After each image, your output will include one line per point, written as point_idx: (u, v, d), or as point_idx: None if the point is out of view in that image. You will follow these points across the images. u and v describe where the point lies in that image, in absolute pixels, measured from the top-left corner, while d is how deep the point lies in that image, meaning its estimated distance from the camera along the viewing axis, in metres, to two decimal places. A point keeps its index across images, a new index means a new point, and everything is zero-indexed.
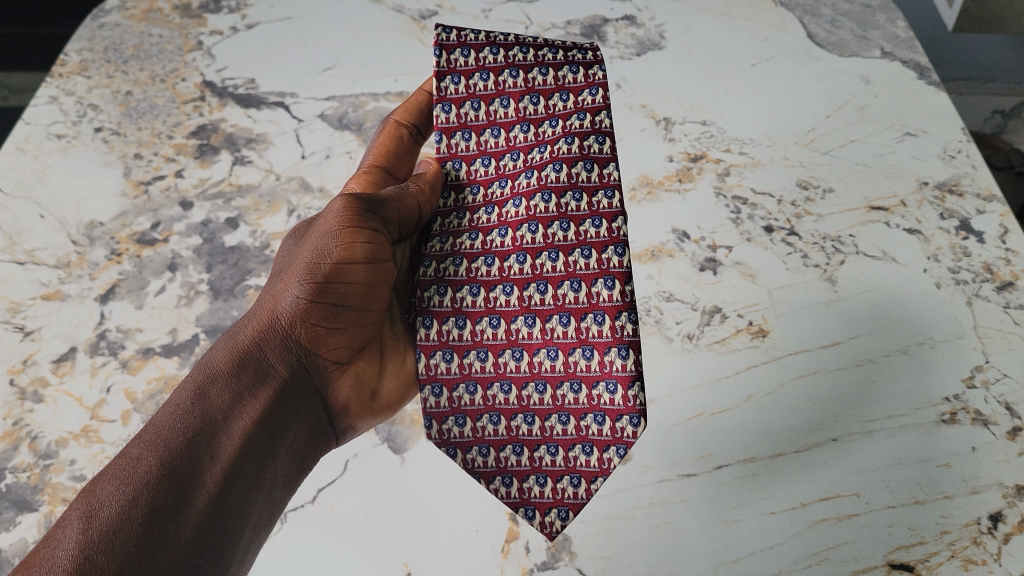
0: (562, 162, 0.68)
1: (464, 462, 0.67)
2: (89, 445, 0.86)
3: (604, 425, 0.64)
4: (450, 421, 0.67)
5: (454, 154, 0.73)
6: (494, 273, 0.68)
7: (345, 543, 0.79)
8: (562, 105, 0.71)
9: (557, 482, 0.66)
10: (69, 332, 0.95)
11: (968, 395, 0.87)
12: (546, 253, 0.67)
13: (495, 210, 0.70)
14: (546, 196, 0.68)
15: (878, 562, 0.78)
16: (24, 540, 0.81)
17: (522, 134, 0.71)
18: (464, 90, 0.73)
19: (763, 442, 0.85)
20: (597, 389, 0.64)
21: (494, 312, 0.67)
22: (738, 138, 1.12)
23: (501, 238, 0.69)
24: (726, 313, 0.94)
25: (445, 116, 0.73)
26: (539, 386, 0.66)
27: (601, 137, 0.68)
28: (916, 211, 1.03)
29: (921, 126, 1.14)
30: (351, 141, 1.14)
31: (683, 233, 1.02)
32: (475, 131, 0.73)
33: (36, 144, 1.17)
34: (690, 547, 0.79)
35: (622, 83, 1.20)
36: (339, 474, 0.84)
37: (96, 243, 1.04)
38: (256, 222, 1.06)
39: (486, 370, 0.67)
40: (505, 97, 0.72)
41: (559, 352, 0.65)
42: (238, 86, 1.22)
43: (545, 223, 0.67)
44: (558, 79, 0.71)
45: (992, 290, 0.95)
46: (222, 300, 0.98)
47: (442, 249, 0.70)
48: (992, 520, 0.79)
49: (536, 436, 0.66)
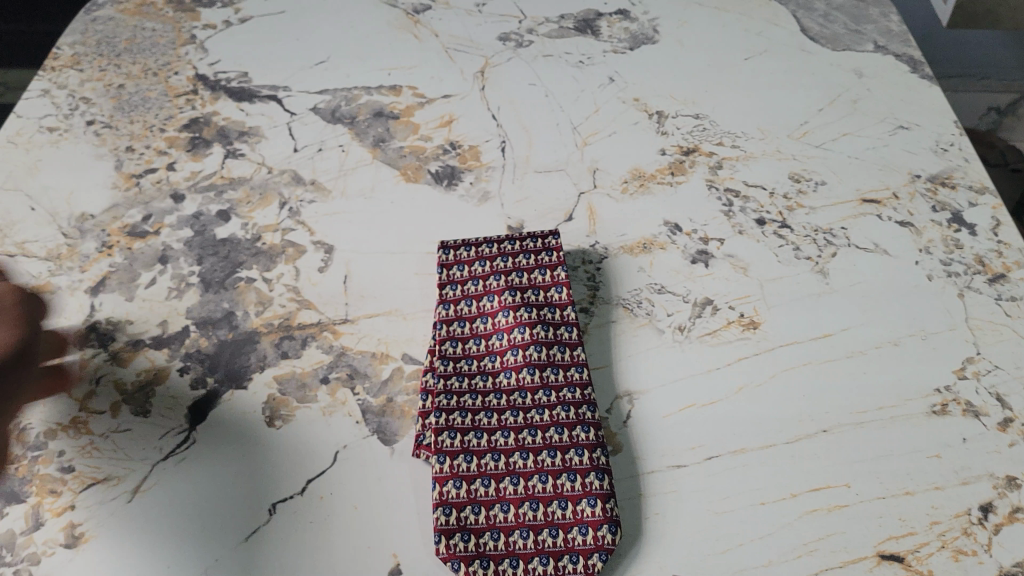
0: (540, 288, 0.94)
1: (468, 492, 0.79)
2: (78, 437, 0.86)
3: (584, 456, 0.80)
4: (457, 537, 0.76)
5: (466, 296, 0.94)
6: (497, 365, 0.88)
7: (334, 534, 0.78)
8: (534, 246, 0.97)
9: (548, 506, 0.78)
10: (58, 324, 0.95)
11: (959, 386, 0.87)
12: (533, 346, 0.88)
13: (489, 321, 0.92)
14: (528, 308, 0.91)
15: (868, 553, 0.76)
16: (10, 531, 0.79)
17: (517, 278, 0.94)
18: (473, 254, 0.97)
19: (753, 434, 0.84)
20: (581, 504, 0.77)
21: (495, 450, 0.81)
22: (730, 132, 1.13)
23: (499, 340, 0.90)
24: (717, 305, 0.95)
25: (460, 273, 0.96)
26: (532, 431, 0.82)
27: (560, 288, 0.94)
28: (908, 203, 1.03)
29: (913, 119, 1.13)
30: (342, 134, 1.15)
31: (674, 226, 1.02)
32: (482, 278, 0.95)
33: (28, 137, 1.17)
34: (680, 538, 0.77)
35: (615, 77, 1.21)
36: (328, 466, 0.83)
37: (86, 235, 1.04)
38: (248, 215, 1.06)
39: (489, 494, 0.79)
40: (504, 256, 0.96)
41: (546, 409, 0.84)
42: (230, 79, 1.22)
43: (531, 326, 0.89)
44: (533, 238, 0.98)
45: (983, 282, 0.95)
46: (213, 292, 0.98)
47: (454, 351, 0.89)
48: (982, 511, 0.78)
49: (530, 548, 0.76)
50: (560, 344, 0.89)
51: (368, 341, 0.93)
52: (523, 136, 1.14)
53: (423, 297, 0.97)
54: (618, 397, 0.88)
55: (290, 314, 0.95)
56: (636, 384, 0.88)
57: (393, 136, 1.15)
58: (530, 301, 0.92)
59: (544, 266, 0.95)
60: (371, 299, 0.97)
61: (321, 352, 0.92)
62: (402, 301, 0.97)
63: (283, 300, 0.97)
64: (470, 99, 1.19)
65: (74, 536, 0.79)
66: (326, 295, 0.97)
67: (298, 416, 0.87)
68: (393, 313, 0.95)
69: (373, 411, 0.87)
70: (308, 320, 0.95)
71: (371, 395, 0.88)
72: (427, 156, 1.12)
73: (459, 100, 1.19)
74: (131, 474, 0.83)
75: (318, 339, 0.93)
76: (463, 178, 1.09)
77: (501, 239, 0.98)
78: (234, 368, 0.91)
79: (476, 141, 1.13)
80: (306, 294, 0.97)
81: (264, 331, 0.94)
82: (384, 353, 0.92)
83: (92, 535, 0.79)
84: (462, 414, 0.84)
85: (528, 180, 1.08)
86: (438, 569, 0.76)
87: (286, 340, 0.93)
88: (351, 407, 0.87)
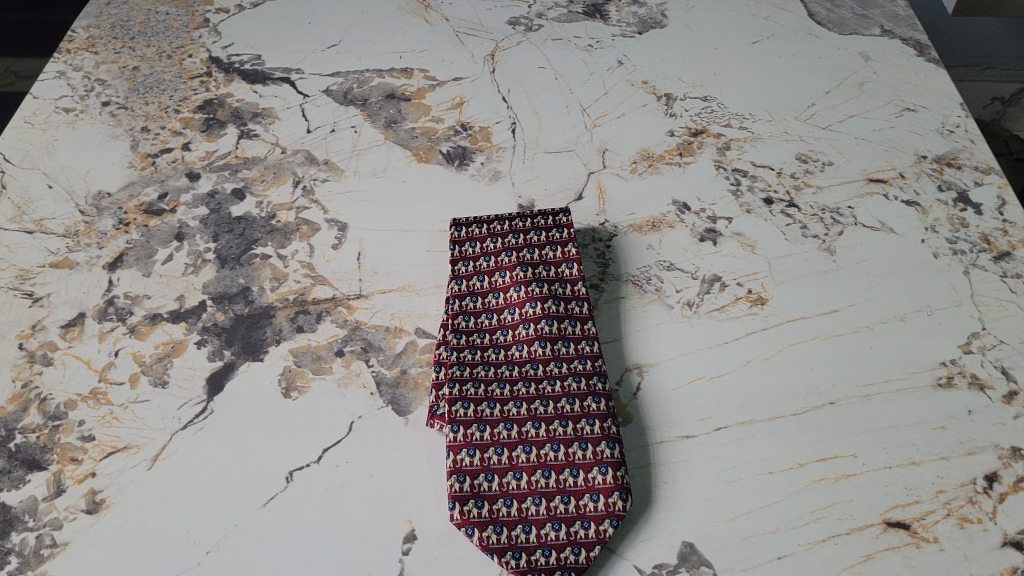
0: (551, 264, 0.95)
1: (481, 460, 0.80)
2: (98, 407, 0.87)
3: (595, 425, 0.82)
4: (470, 503, 0.77)
5: (478, 271, 0.95)
6: (509, 338, 0.89)
7: (350, 501, 0.80)
8: (545, 223, 0.99)
9: (560, 474, 0.79)
10: (77, 299, 0.97)
11: (965, 360, 0.88)
12: (544, 320, 0.89)
13: (501, 295, 0.93)
14: (540, 283, 0.93)
15: (875, 520, 0.77)
16: (33, 497, 0.81)
17: (528, 254, 0.96)
18: (485, 231, 0.98)
19: (761, 405, 0.85)
20: (592, 472, 0.79)
21: (508, 420, 0.83)
22: (738, 114, 1.14)
23: (511, 314, 0.91)
24: (725, 282, 0.96)
25: (472, 250, 0.97)
26: (543, 402, 0.84)
27: (570, 264, 0.95)
28: (914, 183, 1.05)
29: (920, 101, 1.15)
30: (355, 115, 1.17)
31: (682, 205, 1.04)
32: (493, 255, 0.96)
33: (44, 117, 1.18)
34: (689, 505, 0.79)
35: (624, 60, 1.23)
36: (344, 435, 0.84)
37: (104, 213, 1.06)
38: (262, 193, 1.07)
39: (502, 462, 0.80)
40: (516, 232, 0.98)
41: (557, 380, 0.85)
42: (243, 62, 1.24)
43: (542, 301, 0.91)
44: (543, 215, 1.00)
45: (989, 259, 0.96)
46: (229, 269, 0.99)
47: (467, 325, 0.91)
48: (988, 480, 0.79)
49: (542, 515, 0.77)
50: (571, 318, 0.91)
51: (382, 315, 0.94)
52: (533, 118, 1.15)
53: (436, 274, 0.98)
54: (627, 370, 0.89)
55: (305, 290, 0.97)
56: (646, 358, 0.90)
57: (405, 118, 1.16)
58: (541, 277, 0.94)
59: (555, 243, 0.97)
60: (384, 275, 0.98)
61: (335, 326, 0.93)
62: (415, 278, 0.98)
63: (297, 276, 0.98)
64: (480, 82, 1.20)
65: (96, 502, 0.80)
66: (340, 271, 0.99)
67: (313, 387, 0.88)
68: (406, 289, 0.97)
69: (387, 383, 0.89)
70: (322, 295, 0.96)
71: (384, 367, 0.90)
72: (438, 137, 1.13)
73: (469, 83, 1.20)
74: (150, 443, 0.84)
75: (332, 314, 0.95)
76: (473, 159, 1.10)
77: (512, 217, 0.99)
78: (251, 342, 0.92)
79: (487, 122, 1.15)
80: (320, 271, 0.99)
81: (279, 306, 0.96)
82: (397, 327, 0.93)
83: (114, 501, 0.80)
84: (475, 385, 0.85)
85: (538, 160, 1.10)
86: (453, 534, 0.77)
87: (301, 314, 0.95)
88: (365, 379, 0.89)
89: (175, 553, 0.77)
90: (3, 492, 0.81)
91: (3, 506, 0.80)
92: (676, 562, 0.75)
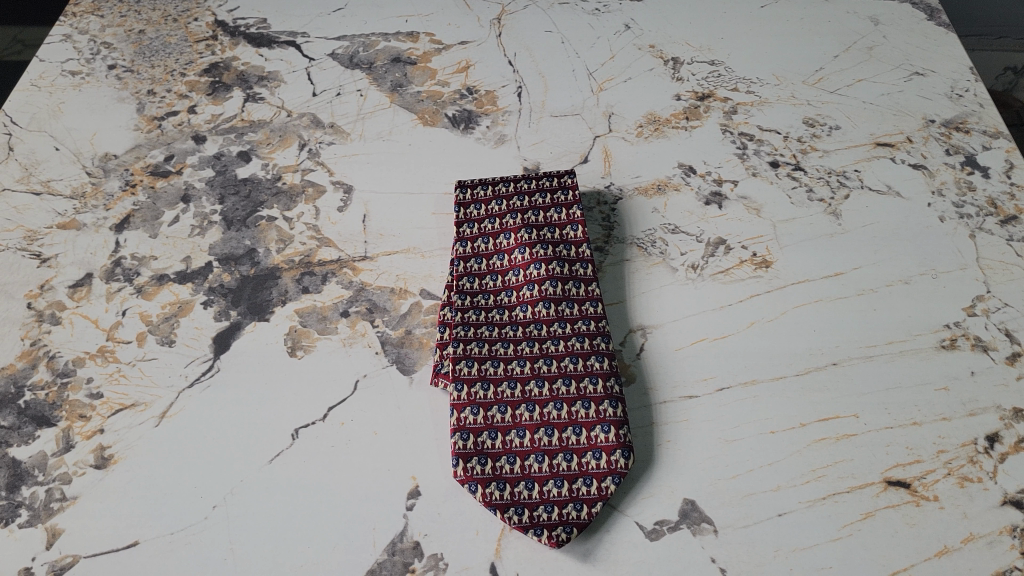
0: (556, 227, 0.95)
1: (484, 418, 0.81)
2: (106, 364, 0.88)
3: (597, 384, 0.82)
4: (474, 460, 0.78)
5: (483, 233, 0.95)
6: (513, 300, 0.90)
7: (355, 457, 0.81)
8: (550, 186, 0.98)
9: (562, 432, 0.79)
10: (84, 260, 0.97)
11: (968, 322, 0.88)
12: (549, 282, 0.89)
13: (505, 257, 0.93)
14: (544, 245, 0.93)
15: (876, 479, 0.77)
16: (43, 452, 0.82)
17: (533, 216, 0.96)
18: (490, 193, 0.98)
19: (765, 366, 0.85)
20: (595, 430, 0.79)
21: (511, 378, 0.83)
22: (746, 78, 1.14)
23: (515, 276, 0.91)
24: (730, 245, 0.96)
25: (477, 211, 0.97)
26: (547, 361, 0.84)
27: (575, 226, 0.95)
28: (922, 146, 1.04)
29: (929, 66, 1.15)
30: (360, 79, 1.16)
31: (688, 168, 1.03)
32: (498, 217, 0.96)
33: (51, 80, 1.18)
34: (690, 464, 0.79)
35: (631, 24, 1.23)
36: (349, 394, 0.85)
37: (111, 174, 1.06)
38: (268, 156, 1.07)
39: (505, 420, 0.80)
40: (521, 195, 0.98)
41: (561, 340, 0.85)
42: (249, 26, 1.24)
43: (546, 262, 0.91)
44: (547, 178, 0.99)
45: (995, 223, 0.96)
46: (234, 231, 1.00)
47: (472, 287, 0.91)
48: (989, 441, 0.79)
49: (546, 471, 0.77)
50: (575, 280, 0.91)
51: (387, 277, 0.95)
52: (539, 81, 1.15)
53: (441, 237, 0.99)
54: (631, 331, 0.89)
55: (310, 252, 0.97)
56: (649, 319, 0.90)
57: (410, 82, 1.16)
58: (546, 238, 0.94)
59: (560, 205, 0.97)
60: (389, 237, 0.98)
61: (341, 287, 0.94)
62: (420, 240, 0.98)
63: (303, 238, 0.99)
64: (486, 46, 1.19)
65: (104, 457, 0.81)
66: (345, 233, 0.99)
67: (319, 346, 0.89)
68: (411, 251, 0.97)
69: (391, 342, 0.89)
70: (328, 257, 0.97)
71: (389, 327, 0.90)
72: (444, 101, 1.13)
73: (475, 46, 1.20)
74: (158, 401, 0.85)
75: (337, 275, 0.95)
76: (478, 122, 1.10)
77: (518, 179, 0.99)
78: (257, 302, 0.93)
79: (492, 86, 1.14)
80: (326, 233, 0.99)
81: (285, 267, 0.96)
82: (402, 289, 0.94)
83: (122, 457, 0.81)
84: (479, 344, 0.85)
85: (544, 124, 1.09)
86: (456, 489, 0.78)
87: (306, 275, 0.95)
88: (371, 339, 0.89)
89: (182, 507, 0.78)
90: (13, 447, 0.82)
91: (13, 461, 0.81)
92: (677, 519, 0.75)
